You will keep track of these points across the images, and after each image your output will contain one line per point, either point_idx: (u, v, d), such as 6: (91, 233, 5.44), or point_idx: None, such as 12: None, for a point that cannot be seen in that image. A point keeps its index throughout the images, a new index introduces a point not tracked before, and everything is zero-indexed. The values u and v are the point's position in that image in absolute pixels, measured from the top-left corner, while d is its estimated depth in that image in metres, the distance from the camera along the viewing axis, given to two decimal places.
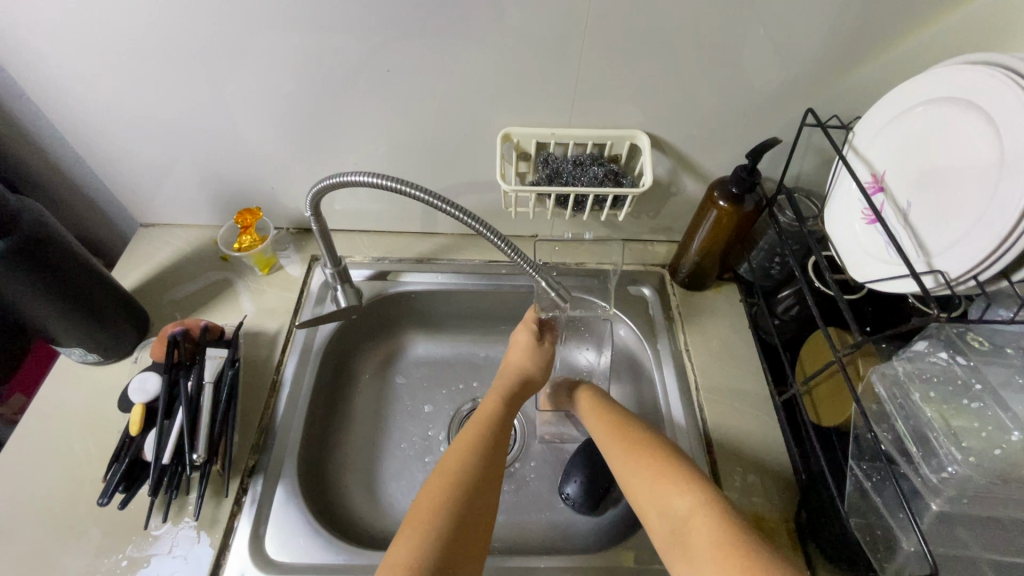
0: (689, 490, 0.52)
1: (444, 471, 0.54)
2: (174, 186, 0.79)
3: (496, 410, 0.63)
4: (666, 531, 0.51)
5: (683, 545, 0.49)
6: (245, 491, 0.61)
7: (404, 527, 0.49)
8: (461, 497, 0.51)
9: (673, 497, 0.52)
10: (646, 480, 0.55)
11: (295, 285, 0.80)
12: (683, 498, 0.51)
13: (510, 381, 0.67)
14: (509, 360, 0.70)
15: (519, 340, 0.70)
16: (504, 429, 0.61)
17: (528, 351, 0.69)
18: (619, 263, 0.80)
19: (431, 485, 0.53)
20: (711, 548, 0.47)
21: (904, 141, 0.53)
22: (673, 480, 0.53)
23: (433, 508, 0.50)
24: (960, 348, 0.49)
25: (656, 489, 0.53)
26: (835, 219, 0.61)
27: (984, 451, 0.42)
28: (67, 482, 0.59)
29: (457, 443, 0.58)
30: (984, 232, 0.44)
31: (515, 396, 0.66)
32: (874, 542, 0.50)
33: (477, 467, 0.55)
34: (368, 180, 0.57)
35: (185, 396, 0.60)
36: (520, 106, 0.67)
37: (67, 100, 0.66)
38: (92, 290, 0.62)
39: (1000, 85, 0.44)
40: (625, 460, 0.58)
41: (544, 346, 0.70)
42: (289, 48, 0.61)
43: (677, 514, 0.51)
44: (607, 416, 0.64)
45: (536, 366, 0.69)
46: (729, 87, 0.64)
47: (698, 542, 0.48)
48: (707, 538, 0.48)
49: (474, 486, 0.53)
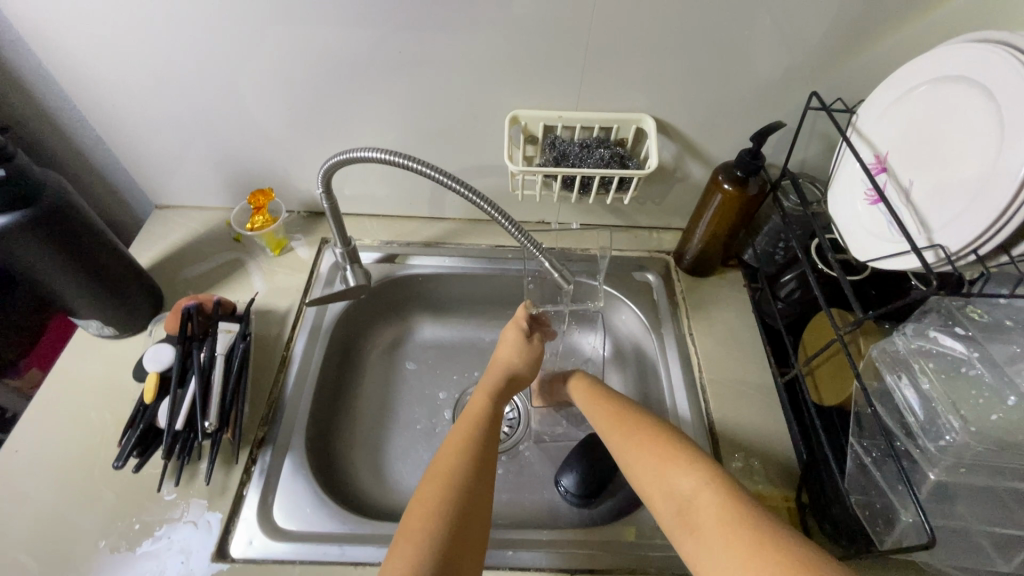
0: (692, 470, 0.52)
1: (436, 474, 0.55)
2: (190, 168, 0.80)
3: (486, 406, 0.64)
4: (674, 513, 0.51)
5: (690, 525, 0.49)
6: (255, 461, 0.62)
7: (400, 532, 0.50)
8: (453, 500, 0.52)
9: (676, 478, 0.52)
10: (650, 466, 0.55)
11: (305, 266, 0.81)
12: (687, 478, 0.52)
13: (498, 377, 0.68)
14: (498, 356, 0.71)
15: (508, 338, 0.71)
16: (494, 425, 0.62)
17: (516, 349, 0.70)
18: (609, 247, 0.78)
19: (424, 489, 0.53)
20: (716, 524, 0.47)
21: (907, 121, 0.53)
22: (675, 462, 0.54)
23: (426, 513, 0.50)
24: (958, 320, 0.48)
25: (660, 472, 0.54)
26: (838, 200, 0.61)
27: (982, 418, 0.42)
28: (85, 448, 0.61)
29: (447, 444, 0.59)
30: (984, 206, 0.44)
31: (502, 391, 0.67)
32: (875, 517, 0.50)
33: (467, 466, 0.55)
34: (377, 155, 0.58)
35: (198, 366, 0.61)
36: (529, 90, 0.68)
37: (86, 79, 0.68)
38: (111, 264, 0.64)
39: (1003, 62, 0.44)
40: (629, 447, 0.58)
41: (534, 342, 0.71)
42: (304, 33, 0.63)
43: (683, 495, 0.51)
44: (606, 406, 0.65)
45: (524, 363, 0.70)
46: (736, 71, 0.64)
47: (705, 520, 0.48)
48: (713, 517, 0.48)
49: (467, 485, 0.53)
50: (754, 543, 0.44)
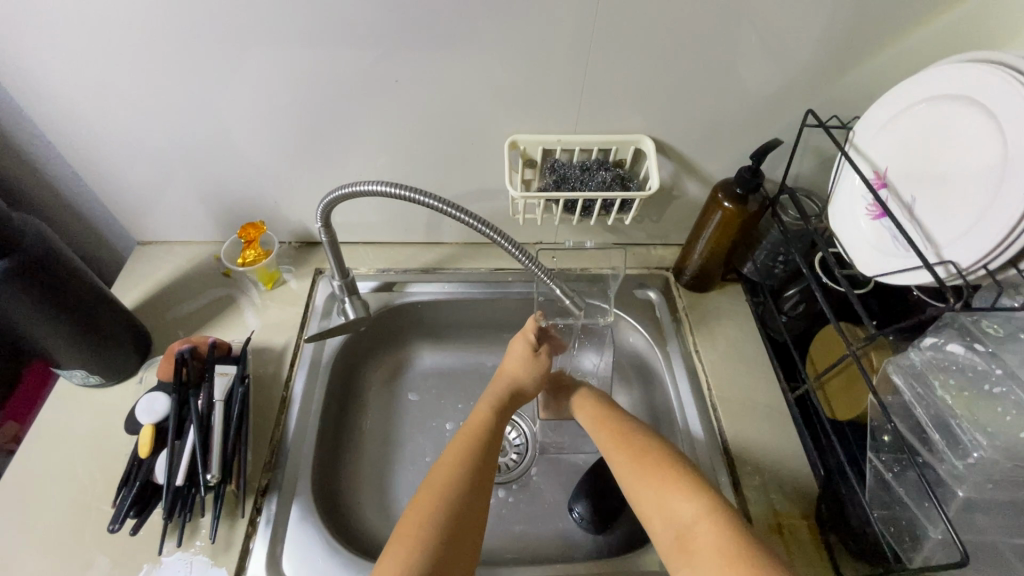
0: (693, 497, 0.51)
1: (432, 485, 0.54)
2: (175, 202, 0.77)
3: (487, 420, 0.62)
4: (670, 538, 0.51)
5: (686, 551, 0.49)
6: (260, 511, 0.59)
7: (391, 543, 0.49)
8: (448, 512, 0.51)
9: (677, 504, 0.52)
10: (649, 487, 0.54)
11: (300, 299, 0.78)
12: (688, 506, 0.51)
13: (501, 389, 0.67)
14: (504, 368, 0.70)
15: (517, 349, 0.69)
16: (496, 437, 0.61)
17: (524, 362, 0.68)
18: (622, 268, 0.81)
19: (420, 499, 0.52)
20: (715, 557, 0.47)
21: (906, 138, 0.54)
22: (678, 486, 0.53)
23: (419, 525, 0.50)
24: (975, 335, 0.49)
25: (661, 497, 0.53)
26: (840, 216, 0.61)
27: (1011, 435, 0.43)
28: (74, 508, 0.57)
29: (446, 456, 0.57)
30: (992, 223, 0.45)
31: (504, 405, 0.65)
32: (900, 533, 0.51)
33: (466, 478, 0.54)
34: (381, 189, 0.56)
35: (196, 414, 0.58)
36: (527, 114, 0.68)
37: (65, 116, 0.65)
38: (95, 309, 0.61)
39: (1004, 83, 0.45)
40: (630, 468, 0.57)
41: (540, 357, 0.69)
42: (296, 63, 0.62)
43: (682, 521, 0.51)
44: (609, 425, 0.63)
45: (531, 378, 0.68)
46: (730, 91, 0.65)
47: (702, 549, 0.48)
48: (711, 548, 0.47)
49: (464, 501, 0.52)
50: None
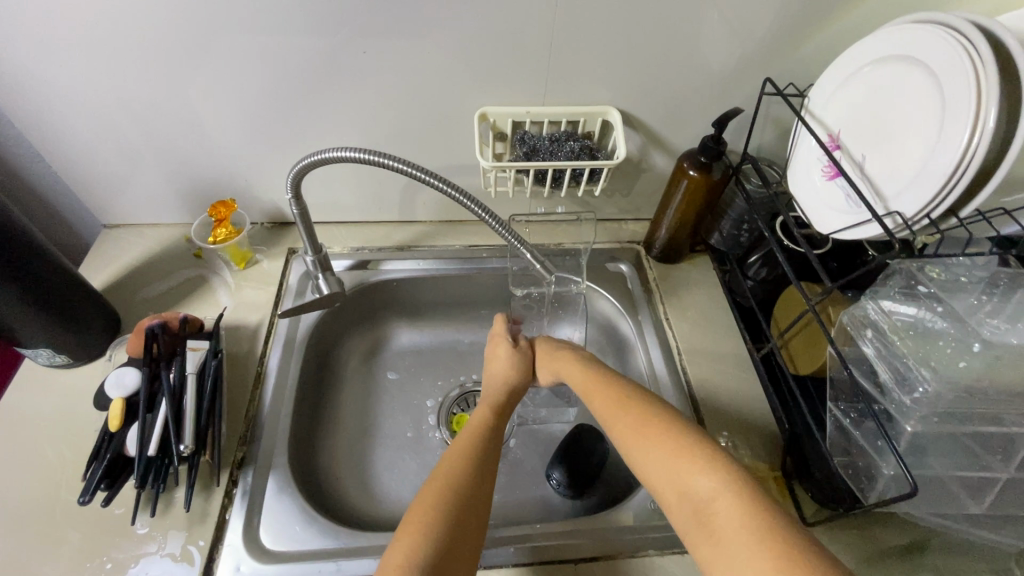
0: (708, 472, 0.46)
1: (438, 475, 0.54)
2: (141, 183, 0.76)
3: (487, 419, 0.62)
4: (688, 515, 0.45)
5: (705, 529, 0.43)
6: (235, 483, 0.59)
7: (398, 531, 0.49)
8: (455, 499, 0.51)
9: (692, 477, 0.46)
10: (661, 456, 0.49)
11: (273, 279, 0.78)
12: (703, 480, 0.46)
13: (498, 391, 0.67)
14: (492, 373, 0.70)
15: (500, 353, 0.71)
16: (498, 435, 0.61)
17: (508, 363, 0.70)
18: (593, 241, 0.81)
19: (427, 489, 0.52)
20: (738, 535, 0.41)
21: (856, 101, 0.57)
22: (690, 459, 0.48)
23: (425, 512, 0.49)
24: (919, 280, 0.52)
25: (672, 468, 0.48)
26: (798, 178, 0.64)
27: (952, 367, 0.46)
28: (43, 487, 0.56)
29: (451, 448, 0.57)
30: (931, 173, 0.48)
31: (505, 406, 0.66)
32: (857, 473, 0.53)
33: (473, 472, 0.54)
34: (351, 155, 0.57)
35: (168, 386, 0.58)
36: (496, 88, 0.69)
37: (19, 92, 0.63)
38: (57, 283, 0.59)
39: (938, 42, 0.48)
40: (635, 437, 0.53)
41: (524, 354, 0.71)
42: (261, 36, 0.61)
43: (699, 496, 0.45)
44: (611, 392, 0.58)
45: (520, 373, 0.69)
46: (694, 62, 0.67)
47: (722, 527, 0.42)
48: (733, 525, 0.42)
49: (470, 491, 0.52)
50: (790, 565, 0.37)
